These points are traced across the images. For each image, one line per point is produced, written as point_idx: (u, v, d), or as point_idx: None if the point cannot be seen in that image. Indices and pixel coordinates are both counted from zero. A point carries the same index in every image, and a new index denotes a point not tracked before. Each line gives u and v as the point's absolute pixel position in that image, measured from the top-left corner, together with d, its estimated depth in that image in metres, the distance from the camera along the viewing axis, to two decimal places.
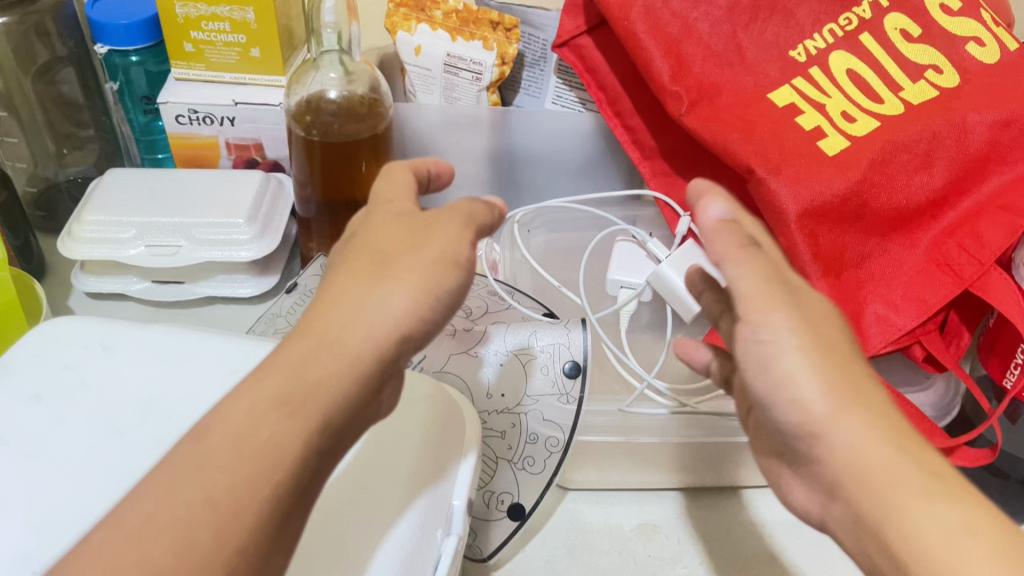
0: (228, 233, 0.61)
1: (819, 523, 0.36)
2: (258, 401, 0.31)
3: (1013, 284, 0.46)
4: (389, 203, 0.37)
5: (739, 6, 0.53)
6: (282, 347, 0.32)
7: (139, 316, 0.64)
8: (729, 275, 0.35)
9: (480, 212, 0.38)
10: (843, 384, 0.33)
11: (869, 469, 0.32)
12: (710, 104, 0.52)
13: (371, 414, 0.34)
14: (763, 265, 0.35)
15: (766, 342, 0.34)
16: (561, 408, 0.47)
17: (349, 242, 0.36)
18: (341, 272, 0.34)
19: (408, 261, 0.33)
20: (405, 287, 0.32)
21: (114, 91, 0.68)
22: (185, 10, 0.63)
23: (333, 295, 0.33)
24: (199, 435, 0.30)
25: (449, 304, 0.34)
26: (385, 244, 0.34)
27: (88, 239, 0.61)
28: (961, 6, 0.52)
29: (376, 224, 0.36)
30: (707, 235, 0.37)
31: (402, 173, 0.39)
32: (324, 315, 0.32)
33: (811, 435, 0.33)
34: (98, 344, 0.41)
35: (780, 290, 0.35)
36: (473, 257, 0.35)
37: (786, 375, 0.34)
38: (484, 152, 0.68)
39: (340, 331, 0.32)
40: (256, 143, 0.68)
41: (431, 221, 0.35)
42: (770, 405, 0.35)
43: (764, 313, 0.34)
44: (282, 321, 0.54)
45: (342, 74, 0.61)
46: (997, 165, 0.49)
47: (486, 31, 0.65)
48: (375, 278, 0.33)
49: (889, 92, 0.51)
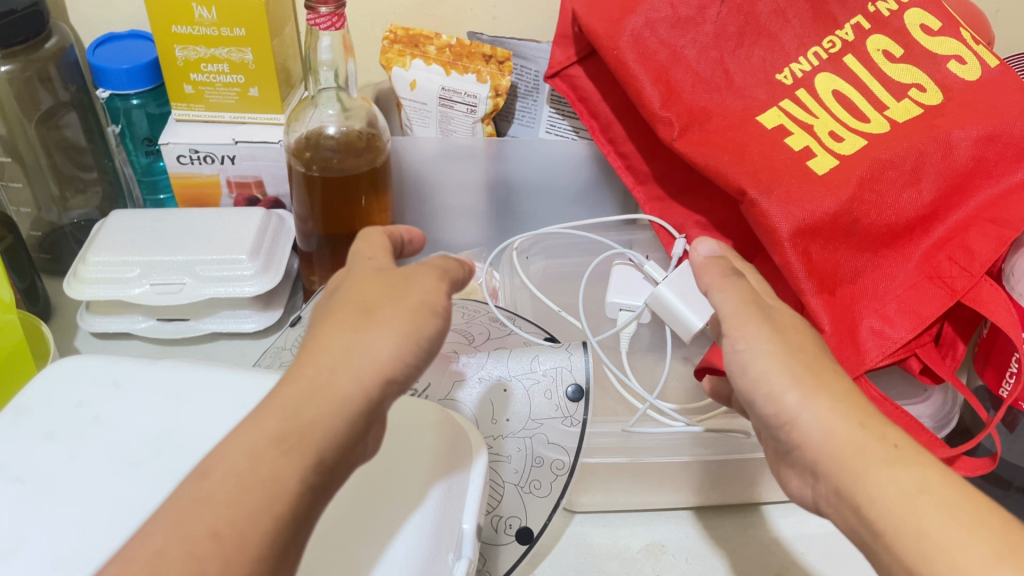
0: (231, 269, 0.62)
1: (814, 507, 0.38)
2: (256, 440, 0.31)
3: (1004, 294, 0.47)
4: (368, 260, 0.39)
5: (725, 33, 0.55)
6: (272, 394, 0.33)
7: (144, 354, 0.65)
8: (715, 299, 0.42)
9: (452, 267, 0.40)
10: (811, 379, 0.37)
11: (843, 452, 0.35)
12: (701, 129, 0.54)
13: (358, 455, 0.35)
14: (742, 290, 0.41)
15: (743, 350, 0.39)
16: (565, 431, 0.47)
17: (331, 295, 0.37)
18: (325, 322, 0.35)
19: (389, 310, 0.35)
20: (389, 333, 0.34)
21: (115, 134, 0.70)
22: (184, 53, 0.64)
23: (320, 343, 0.34)
24: (201, 475, 0.31)
25: (429, 351, 0.36)
26: (366, 295, 0.36)
27: (93, 279, 0.62)
28: (941, 26, 0.53)
29: (356, 278, 0.37)
30: (697, 269, 0.44)
31: (379, 236, 0.42)
32: (314, 361, 0.34)
33: (788, 423, 0.37)
34: (109, 380, 0.42)
35: (757, 310, 0.40)
36: (450, 307, 0.37)
37: (762, 374, 0.38)
38: (480, 182, 0.69)
39: (329, 375, 0.33)
40: (256, 181, 0.69)
41: (408, 275, 0.37)
42: (755, 402, 0.39)
43: (741, 327, 0.40)
44: (287, 354, 0.55)
45: (338, 113, 0.62)
46: (984, 179, 0.50)
47: (479, 64, 0.66)
48: (362, 325, 0.34)
49: (874, 111, 0.52)
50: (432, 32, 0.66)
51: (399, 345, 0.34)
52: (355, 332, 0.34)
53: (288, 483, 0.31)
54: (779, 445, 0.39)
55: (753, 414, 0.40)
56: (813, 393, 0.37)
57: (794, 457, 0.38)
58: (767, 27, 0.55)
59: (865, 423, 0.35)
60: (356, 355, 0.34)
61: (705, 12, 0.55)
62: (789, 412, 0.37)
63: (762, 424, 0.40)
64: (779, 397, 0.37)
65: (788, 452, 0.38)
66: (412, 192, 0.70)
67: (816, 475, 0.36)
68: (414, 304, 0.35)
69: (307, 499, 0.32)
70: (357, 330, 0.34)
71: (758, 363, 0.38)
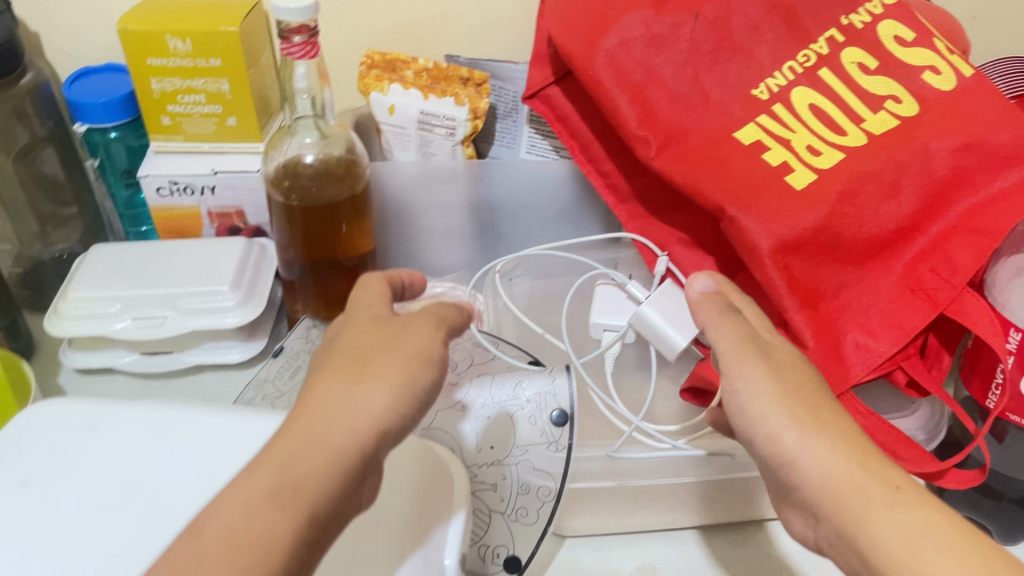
0: (213, 301, 0.62)
1: (816, 547, 0.38)
2: (251, 495, 0.31)
3: (986, 304, 0.47)
4: (367, 307, 0.40)
5: (700, 50, 0.55)
6: (269, 446, 0.34)
7: (129, 389, 0.65)
8: (712, 336, 0.42)
9: (449, 313, 0.41)
10: (809, 419, 0.37)
11: (845, 494, 0.35)
12: (679, 146, 0.53)
13: (355, 505, 0.35)
14: (739, 327, 0.41)
15: (740, 389, 0.39)
16: (551, 456, 0.47)
17: (329, 346, 0.38)
18: (319, 373, 0.35)
19: (386, 362, 0.36)
20: (385, 386, 0.35)
21: (94, 167, 0.69)
22: (161, 85, 0.64)
23: (316, 395, 0.35)
24: (195, 531, 0.31)
25: (425, 401, 0.36)
26: (363, 346, 0.36)
27: (75, 315, 0.61)
28: (915, 37, 0.54)
29: (354, 329, 0.38)
30: (692, 305, 0.44)
31: (378, 282, 0.42)
32: (309, 412, 0.34)
33: (788, 464, 0.37)
34: (86, 423, 0.42)
35: (752, 347, 0.40)
36: (445, 356, 0.38)
37: (760, 414, 0.38)
38: (463, 204, 0.69)
39: (324, 428, 0.33)
40: (238, 210, 0.69)
41: (405, 324, 0.38)
42: (754, 443, 0.39)
43: (737, 366, 0.40)
44: (270, 386, 0.54)
45: (317, 141, 0.62)
46: (964, 189, 0.49)
47: (457, 87, 0.66)
48: (356, 376, 0.35)
49: (851, 124, 0.52)
50: (408, 57, 0.67)
51: (396, 396, 0.35)
52: (350, 384, 0.35)
53: (282, 539, 0.31)
54: (778, 484, 0.39)
55: (752, 454, 0.40)
56: (814, 431, 0.37)
57: (793, 497, 0.38)
58: (742, 42, 0.55)
59: (865, 464, 0.35)
60: (349, 404, 0.34)
61: (679, 30, 0.55)
62: (787, 453, 0.37)
63: (761, 465, 0.40)
64: (777, 438, 0.37)
65: (789, 492, 0.38)
66: (395, 216, 0.69)
67: (817, 516, 0.36)
68: (411, 352, 0.36)
69: (302, 554, 0.32)
70: (356, 383, 0.35)
71: (755, 403, 0.38)
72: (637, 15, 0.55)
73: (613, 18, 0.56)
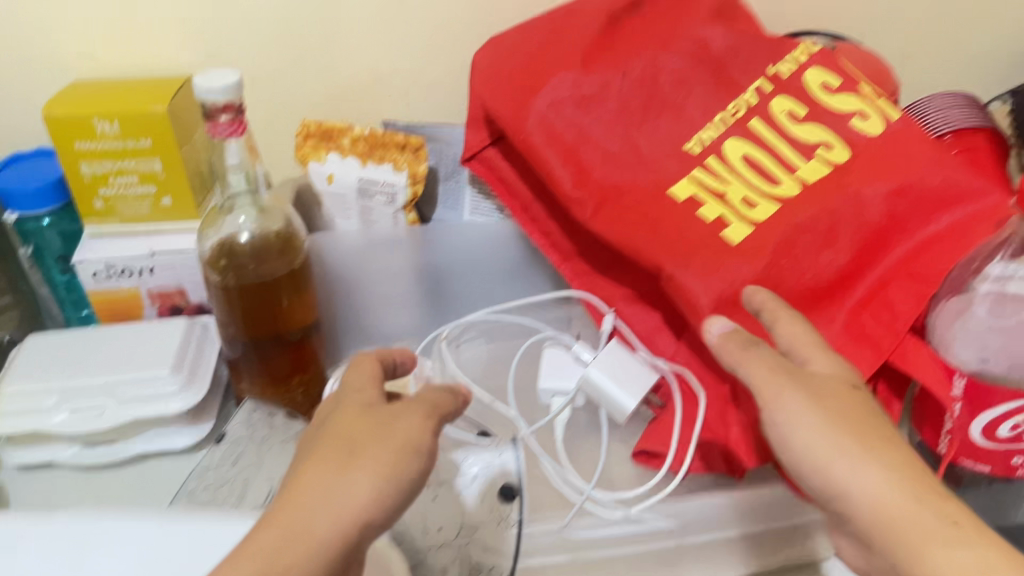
0: (154, 386, 0.60)
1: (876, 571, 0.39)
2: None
3: (932, 357, 0.47)
4: (355, 392, 0.40)
5: (630, 107, 0.54)
6: (249, 537, 0.33)
7: (71, 484, 0.62)
8: (743, 373, 0.41)
9: (446, 399, 0.41)
10: (858, 448, 0.37)
11: (904, 529, 0.35)
12: (615, 206, 0.53)
13: None
14: (768, 359, 0.41)
15: (784, 423, 0.39)
16: (503, 534, 0.45)
17: (318, 430, 0.38)
18: (308, 470, 0.35)
19: (374, 450, 0.35)
20: (371, 476, 0.34)
21: (28, 256, 0.68)
22: (91, 169, 0.63)
23: (301, 483, 0.34)
24: None
25: (411, 493, 0.36)
26: (352, 433, 0.36)
27: (9, 412, 0.59)
28: (840, 83, 0.54)
29: (344, 415, 0.38)
30: (718, 346, 0.43)
31: (370, 362, 0.43)
32: (293, 504, 0.34)
33: (836, 497, 0.37)
34: (4, 544, 0.39)
35: (785, 375, 0.40)
36: (435, 446, 0.37)
37: (808, 449, 0.38)
38: (410, 270, 0.68)
39: (308, 518, 0.33)
40: (179, 290, 0.68)
41: (395, 411, 0.38)
42: (801, 477, 0.39)
43: (775, 399, 0.39)
44: (212, 475, 0.53)
45: (252, 221, 0.61)
46: (899, 234, 0.49)
47: (395, 153, 0.66)
48: (350, 466, 0.35)
49: (785, 173, 0.52)
50: (344, 125, 0.66)
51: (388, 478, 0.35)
52: (344, 473, 0.34)
53: None
54: (829, 513, 0.39)
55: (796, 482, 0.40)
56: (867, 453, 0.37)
57: (847, 527, 0.38)
58: (671, 97, 0.55)
59: (921, 497, 0.36)
60: (350, 493, 0.34)
61: (608, 87, 0.55)
62: (837, 485, 0.37)
63: (809, 494, 0.40)
64: (825, 470, 0.37)
65: (842, 522, 0.38)
66: (340, 286, 0.68)
67: (873, 548, 0.37)
68: (400, 441, 0.36)
69: None
70: (350, 468, 0.35)
71: (800, 437, 0.38)
72: (565, 75, 0.55)
73: (541, 79, 0.56)
